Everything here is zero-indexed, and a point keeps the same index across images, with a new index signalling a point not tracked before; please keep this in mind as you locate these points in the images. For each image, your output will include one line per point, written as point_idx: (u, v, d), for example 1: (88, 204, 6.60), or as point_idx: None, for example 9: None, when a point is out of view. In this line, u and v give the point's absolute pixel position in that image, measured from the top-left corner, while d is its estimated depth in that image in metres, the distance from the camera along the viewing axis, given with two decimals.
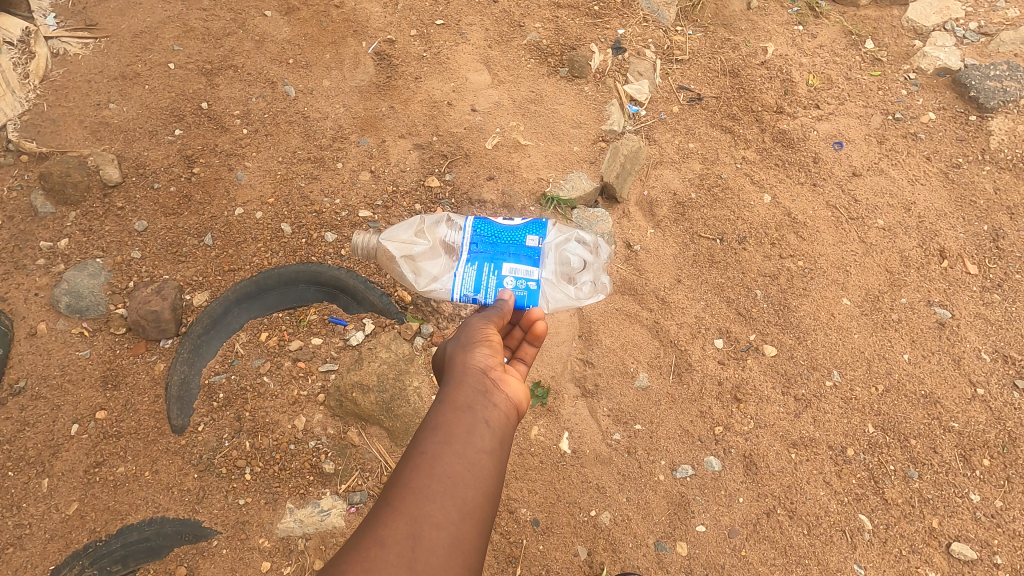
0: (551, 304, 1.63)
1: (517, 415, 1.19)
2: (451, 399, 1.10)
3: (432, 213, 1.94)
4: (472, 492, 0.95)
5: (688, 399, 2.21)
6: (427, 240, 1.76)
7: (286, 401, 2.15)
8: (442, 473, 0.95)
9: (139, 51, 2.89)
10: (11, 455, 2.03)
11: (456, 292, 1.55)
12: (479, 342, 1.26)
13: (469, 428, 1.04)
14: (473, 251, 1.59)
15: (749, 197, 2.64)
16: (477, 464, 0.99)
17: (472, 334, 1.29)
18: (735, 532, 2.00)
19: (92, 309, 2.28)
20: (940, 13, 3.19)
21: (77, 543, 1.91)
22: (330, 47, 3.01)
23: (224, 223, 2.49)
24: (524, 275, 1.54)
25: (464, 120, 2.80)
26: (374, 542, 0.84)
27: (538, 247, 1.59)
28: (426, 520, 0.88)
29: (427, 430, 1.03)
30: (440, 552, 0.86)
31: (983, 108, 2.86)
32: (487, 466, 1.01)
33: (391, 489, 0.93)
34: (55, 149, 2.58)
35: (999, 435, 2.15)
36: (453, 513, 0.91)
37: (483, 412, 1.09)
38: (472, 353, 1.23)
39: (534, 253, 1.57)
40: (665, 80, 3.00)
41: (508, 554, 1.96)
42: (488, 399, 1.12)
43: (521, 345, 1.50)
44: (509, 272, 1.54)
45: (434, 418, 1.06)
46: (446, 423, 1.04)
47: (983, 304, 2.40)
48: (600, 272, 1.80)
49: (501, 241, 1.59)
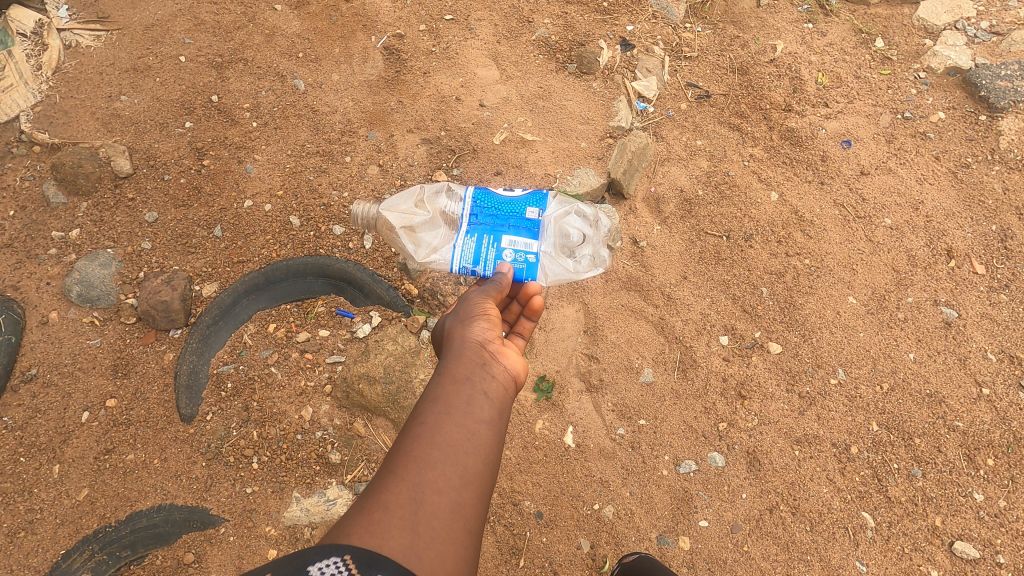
0: (550, 277, 1.64)
1: (514, 388, 1.20)
2: (450, 372, 1.11)
3: (430, 185, 1.94)
4: (472, 459, 0.97)
5: (692, 395, 2.22)
6: (427, 210, 1.75)
7: (294, 392, 2.17)
8: (443, 442, 0.96)
9: (151, 44, 2.92)
10: (23, 441, 2.07)
11: (456, 263, 1.58)
12: (477, 318, 1.27)
13: (469, 399, 1.05)
14: (473, 222, 1.62)
15: (756, 195, 2.64)
16: (477, 433, 1.01)
17: (470, 309, 1.30)
18: (738, 527, 2.01)
19: (103, 298, 2.31)
20: (951, 12, 3.18)
21: (88, 529, 1.94)
22: (339, 41, 3.03)
23: (233, 215, 2.51)
24: (522, 245, 1.56)
25: (473, 115, 2.81)
26: (377, 506, 0.86)
27: (538, 218, 1.60)
28: (427, 486, 0.90)
29: (426, 401, 1.05)
30: (442, 516, 0.88)
31: (994, 108, 2.84)
32: (486, 435, 1.02)
33: (393, 458, 0.95)
34: (68, 140, 2.61)
35: (1004, 435, 2.15)
36: (454, 480, 0.93)
37: (482, 385, 1.10)
38: (470, 328, 1.24)
39: (534, 224, 1.59)
40: (673, 77, 3.00)
41: (512, 546, 1.97)
42: (486, 371, 1.14)
43: (519, 319, 1.53)
44: (508, 243, 1.57)
45: (433, 390, 1.07)
46: (445, 394, 1.05)
47: (990, 305, 2.40)
48: (599, 245, 1.79)
49: (501, 212, 1.61)
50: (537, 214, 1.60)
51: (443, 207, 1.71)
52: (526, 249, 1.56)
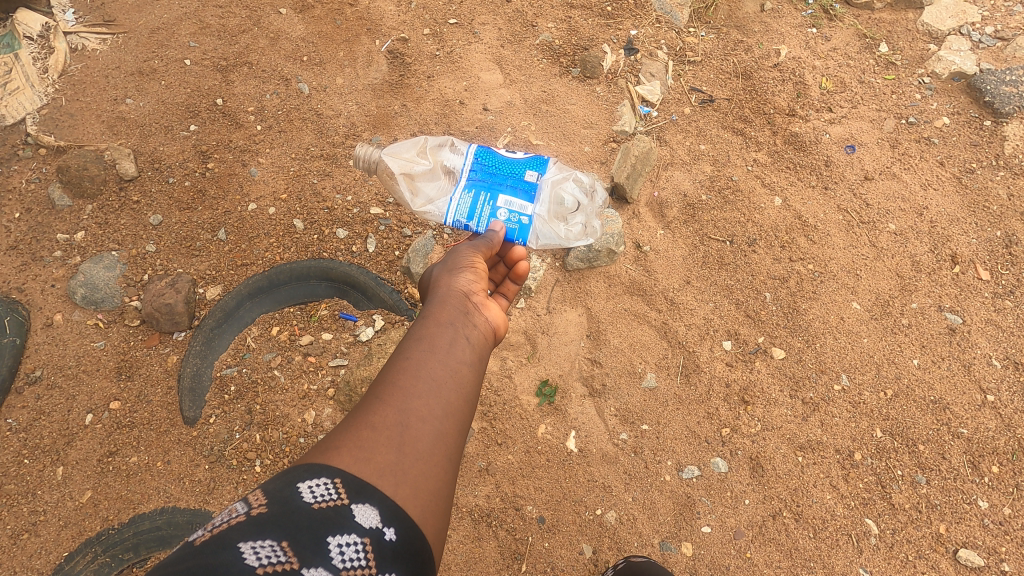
0: (540, 240, 1.66)
1: (494, 337, 1.25)
2: (435, 315, 1.15)
3: (435, 140, 1.99)
4: (454, 395, 1.02)
5: (695, 400, 2.22)
6: (428, 161, 1.81)
7: (297, 395, 2.17)
8: (427, 375, 1.01)
9: (156, 47, 2.93)
10: (26, 443, 2.08)
11: (450, 217, 1.59)
12: (464, 269, 1.30)
13: (453, 340, 1.10)
14: (473, 175, 1.62)
15: (759, 200, 2.64)
16: (460, 372, 1.06)
17: (457, 260, 1.33)
18: (741, 534, 2.01)
19: (107, 300, 2.32)
20: (956, 18, 3.17)
21: (90, 531, 1.95)
22: (344, 46, 3.04)
23: (237, 218, 2.52)
24: (518, 202, 1.58)
25: (476, 119, 2.81)
26: (364, 426, 0.91)
27: (536, 179, 1.62)
28: (412, 413, 0.95)
29: (410, 339, 1.08)
30: (425, 442, 0.93)
31: (999, 113, 2.83)
32: (468, 372, 1.08)
33: (378, 386, 0.99)
34: (73, 143, 2.63)
35: (1008, 442, 2.14)
36: (437, 410, 0.98)
37: (465, 329, 1.14)
38: (456, 278, 1.27)
39: (533, 184, 1.61)
40: (676, 81, 3.01)
41: (513, 550, 1.97)
42: (468, 319, 1.17)
43: (504, 281, 1.57)
44: (506, 198, 1.58)
45: (416, 329, 1.11)
46: (430, 334, 1.09)
47: (995, 311, 2.38)
48: (588, 217, 1.90)
49: (501, 168, 1.62)
50: (536, 176, 1.62)
51: (436, 161, 1.79)
52: (522, 204, 1.58)
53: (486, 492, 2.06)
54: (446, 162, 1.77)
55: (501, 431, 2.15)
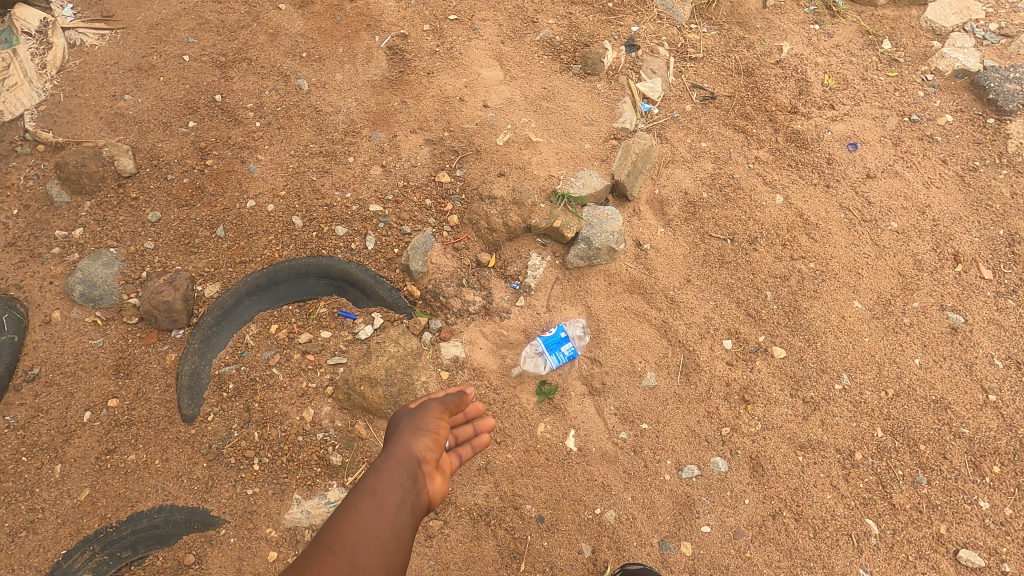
0: None
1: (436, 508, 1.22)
2: (381, 483, 1.13)
3: None
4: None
5: (695, 399, 2.21)
6: None
7: (295, 393, 2.15)
8: (360, 555, 1.00)
9: (155, 43, 2.92)
10: (25, 441, 2.07)
11: None
12: (426, 427, 1.28)
13: (392, 517, 1.08)
14: (556, 358, 2.24)
15: (760, 197, 2.63)
16: (392, 552, 1.05)
17: (420, 417, 1.31)
18: (741, 533, 2.00)
19: (105, 298, 2.31)
20: (960, 14, 3.15)
21: (89, 529, 1.94)
22: (343, 41, 3.02)
23: (236, 215, 2.51)
24: (565, 344, 2.27)
25: (476, 116, 2.78)
26: None
27: (576, 345, 2.29)
28: None
29: (349, 509, 1.07)
30: None
31: (1002, 111, 2.80)
32: (404, 541, 1.09)
33: (308, 558, 0.99)
34: (71, 139, 2.62)
35: (1010, 442, 2.13)
36: None
37: (409, 503, 1.13)
38: (416, 438, 1.25)
39: (577, 327, 2.33)
40: (678, 78, 2.99)
41: (512, 550, 1.97)
42: (414, 494, 1.16)
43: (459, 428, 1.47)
44: (559, 338, 2.28)
45: (359, 498, 1.09)
46: (371, 508, 1.08)
47: (997, 310, 2.37)
48: None
49: (562, 354, 2.25)
50: (582, 326, 2.33)
51: (527, 368, 2.24)
52: (570, 341, 2.29)
53: (485, 491, 2.05)
54: (532, 364, 2.24)
55: (501, 430, 2.14)
